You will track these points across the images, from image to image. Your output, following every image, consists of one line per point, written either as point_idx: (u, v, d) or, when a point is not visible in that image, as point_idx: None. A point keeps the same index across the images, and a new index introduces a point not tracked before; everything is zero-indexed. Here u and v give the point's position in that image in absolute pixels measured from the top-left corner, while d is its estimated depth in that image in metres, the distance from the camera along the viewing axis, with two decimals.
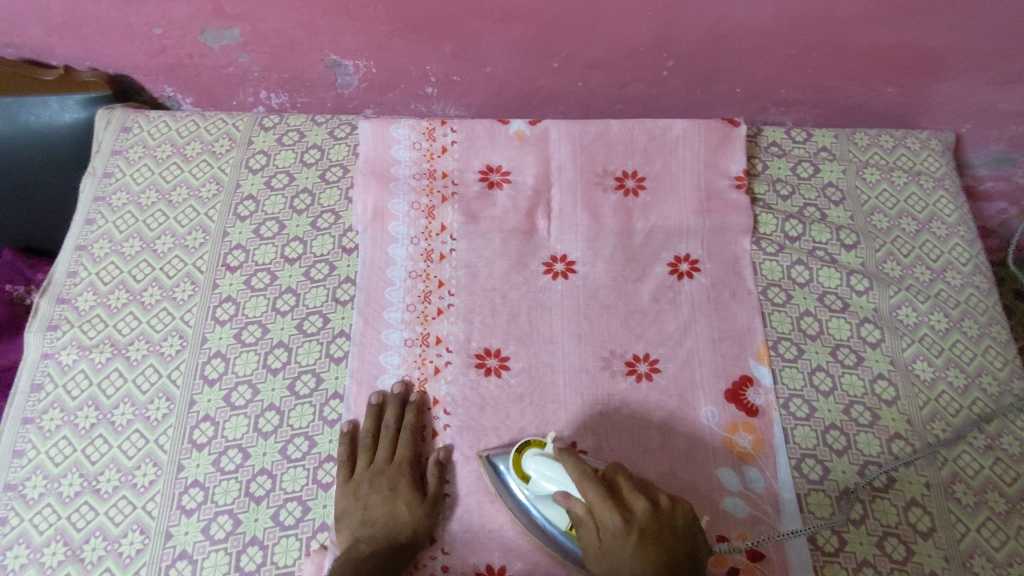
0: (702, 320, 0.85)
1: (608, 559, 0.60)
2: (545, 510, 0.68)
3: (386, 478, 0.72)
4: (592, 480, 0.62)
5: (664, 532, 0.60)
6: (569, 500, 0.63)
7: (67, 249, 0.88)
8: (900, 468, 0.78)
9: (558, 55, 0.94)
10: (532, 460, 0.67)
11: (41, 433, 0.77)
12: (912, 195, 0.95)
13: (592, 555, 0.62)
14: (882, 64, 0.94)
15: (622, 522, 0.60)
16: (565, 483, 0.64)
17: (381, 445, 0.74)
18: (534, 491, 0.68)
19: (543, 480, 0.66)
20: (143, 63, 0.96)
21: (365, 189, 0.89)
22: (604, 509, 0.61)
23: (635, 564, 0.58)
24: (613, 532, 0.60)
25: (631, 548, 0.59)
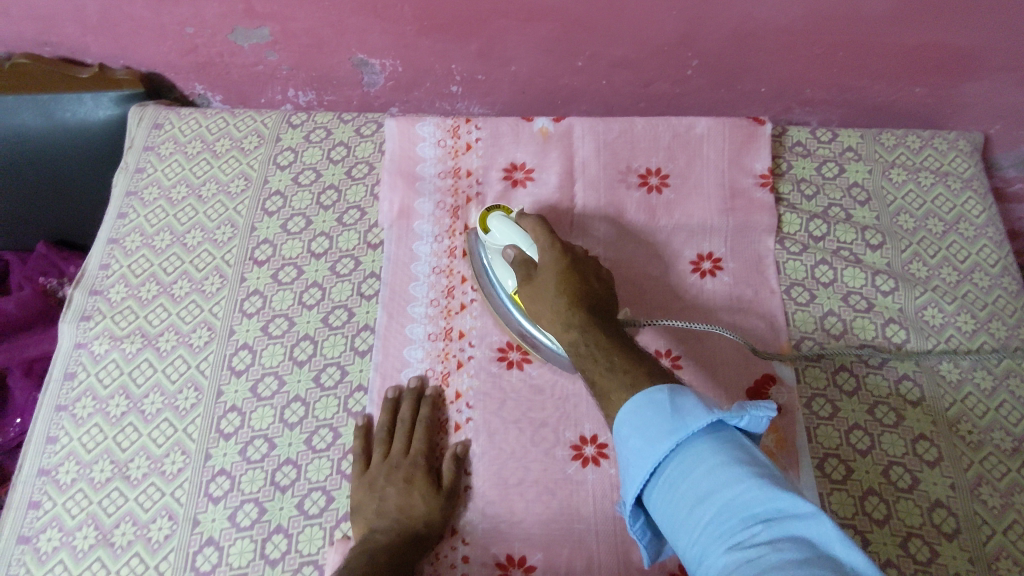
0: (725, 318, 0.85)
1: (538, 282, 0.70)
2: (497, 270, 0.78)
3: (401, 471, 0.73)
4: (547, 232, 0.73)
5: (587, 279, 0.70)
6: (518, 250, 0.73)
7: (100, 242, 0.90)
8: (925, 469, 0.77)
9: (583, 54, 0.95)
10: (495, 218, 0.76)
11: (74, 421, 0.79)
12: (939, 196, 0.94)
13: (522, 288, 0.72)
14: (909, 63, 0.94)
15: (560, 252, 0.71)
16: (517, 241, 0.74)
17: (398, 438, 0.75)
18: (492, 245, 0.77)
19: (499, 235, 0.75)
20: (175, 62, 0.98)
21: (391, 185, 0.90)
22: (545, 245, 0.72)
23: (555, 289, 0.68)
24: (546, 265, 0.70)
25: (553, 274, 0.69)
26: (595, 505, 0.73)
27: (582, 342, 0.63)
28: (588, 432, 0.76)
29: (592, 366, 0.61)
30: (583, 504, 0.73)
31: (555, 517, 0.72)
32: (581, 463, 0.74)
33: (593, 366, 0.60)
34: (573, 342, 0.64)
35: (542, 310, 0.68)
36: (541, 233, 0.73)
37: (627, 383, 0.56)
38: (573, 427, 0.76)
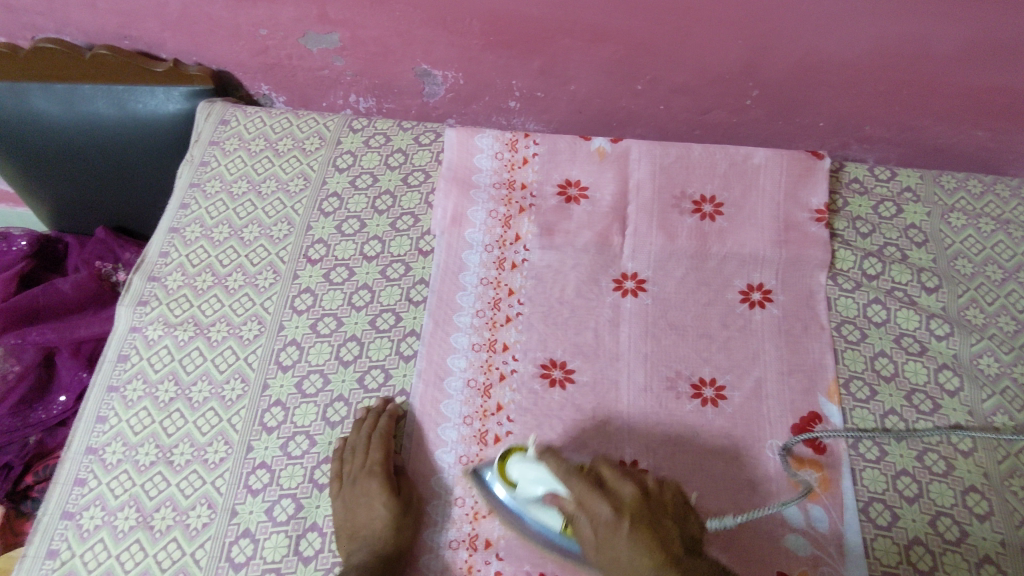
0: (774, 352, 0.84)
1: (605, 549, 0.61)
2: (536, 514, 0.68)
3: (360, 486, 0.72)
4: (577, 476, 0.63)
5: (659, 523, 0.61)
6: (559, 503, 0.65)
7: (161, 230, 0.92)
8: (975, 522, 0.75)
9: (643, 78, 0.95)
10: (513, 463, 0.68)
11: (123, 402, 0.80)
12: (999, 243, 0.92)
13: (594, 553, 0.62)
14: (974, 107, 0.93)
15: (610, 508, 0.61)
16: (551, 486, 0.65)
17: (357, 454, 0.74)
18: (520, 497, 0.68)
19: (530, 483, 0.66)
20: (245, 61, 1.01)
21: (446, 194, 0.91)
22: (592, 499, 0.62)
23: (631, 549, 0.59)
24: (603, 522, 0.61)
25: (625, 537, 0.60)
26: None
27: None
28: (628, 458, 0.76)
29: None
30: None
31: None
32: None
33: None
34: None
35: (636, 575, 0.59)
36: (570, 475, 0.63)
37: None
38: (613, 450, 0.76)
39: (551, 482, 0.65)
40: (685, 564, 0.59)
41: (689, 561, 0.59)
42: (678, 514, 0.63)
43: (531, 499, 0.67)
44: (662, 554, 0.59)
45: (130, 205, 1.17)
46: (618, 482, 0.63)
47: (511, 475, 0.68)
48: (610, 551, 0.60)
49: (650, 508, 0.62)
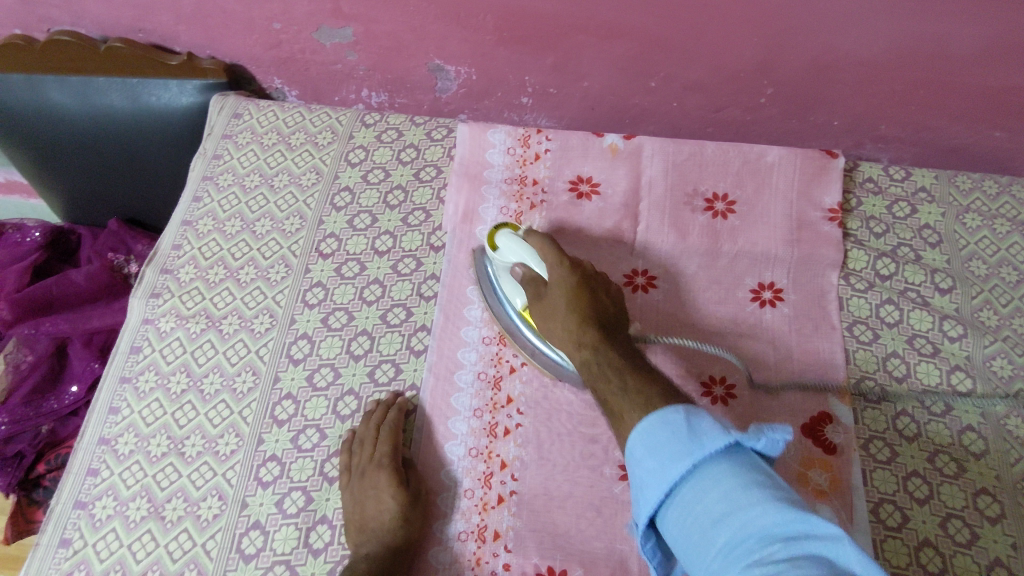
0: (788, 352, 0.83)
1: (547, 300, 0.72)
2: (508, 293, 0.79)
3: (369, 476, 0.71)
4: (552, 248, 0.75)
5: (596, 294, 0.72)
6: (526, 271, 0.76)
7: (174, 223, 0.93)
8: (986, 524, 0.74)
9: (657, 75, 0.95)
10: (501, 234, 0.79)
11: (136, 393, 0.81)
12: (1015, 244, 0.92)
13: (538, 307, 0.73)
14: (992, 107, 0.92)
15: (569, 266, 0.73)
16: (523, 257, 0.76)
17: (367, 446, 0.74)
18: (500, 262, 0.79)
19: (507, 253, 0.78)
20: (259, 55, 1.01)
21: (458, 189, 0.91)
22: (553, 258, 0.74)
23: (568, 304, 0.70)
24: (560, 279, 0.72)
25: (563, 296, 0.71)
26: None
27: (584, 352, 0.67)
28: None
29: (598, 378, 0.64)
30: (627, 526, 0.72)
31: (598, 534, 0.72)
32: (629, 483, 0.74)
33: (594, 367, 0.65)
34: (579, 358, 0.67)
35: (560, 330, 0.71)
36: (547, 242, 0.75)
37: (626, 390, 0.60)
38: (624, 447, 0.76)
39: (526, 254, 0.76)
40: (607, 334, 0.68)
41: (608, 331, 0.69)
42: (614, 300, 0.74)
43: (511, 270, 0.78)
44: (591, 319, 0.69)
45: (143, 197, 1.17)
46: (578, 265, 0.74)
47: (497, 243, 0.80)
48: (550, 306, 0.72)
49: (599, 287, 0.73)
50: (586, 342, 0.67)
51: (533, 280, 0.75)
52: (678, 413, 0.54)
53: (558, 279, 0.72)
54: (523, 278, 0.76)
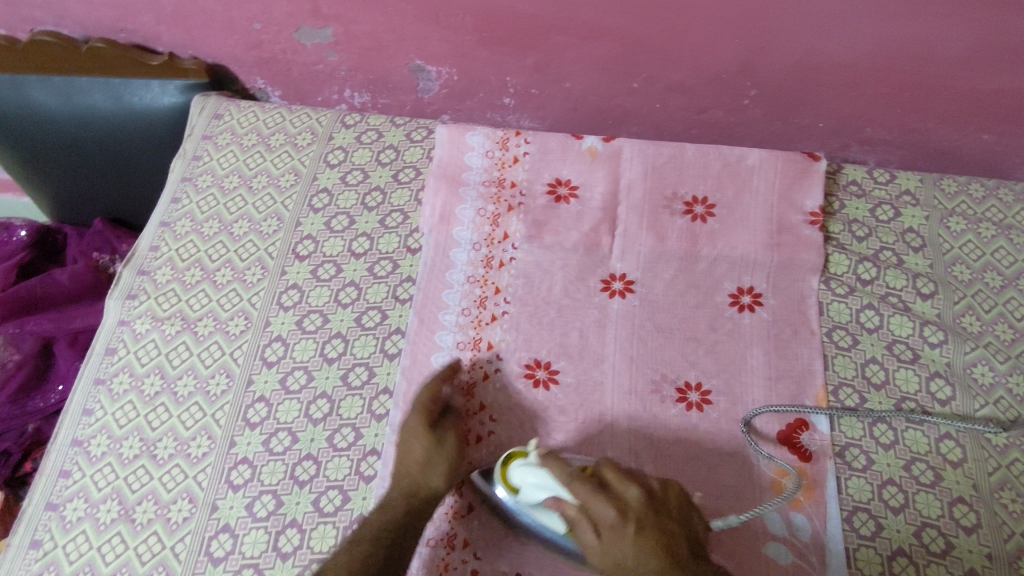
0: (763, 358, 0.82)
1: (605, 544, 0.62)
2: (539, 516, 0.68)
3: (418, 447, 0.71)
4: (581, 477, 0.64)
5: (662, 518, 0.64)
6: (560, 501, 0.65)
7: (152, 224, 0.93)
8: (961, 534, 0.73)
9: (639, 76, 0.94)
10: (517, 469, 0.68)
11: (109, 395, 0.81)
12: (1000, 248, 0.90)
13: (596, 551, 0.62)
14: (980, 109, 0.90)
15: (614, 507, 0.63)
16: (557, 490, 0.65)
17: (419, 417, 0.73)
18: (527, 497, 0.68)
19: (531, 488, 0.67)
20: (240, 55, 1.01)
21: (435, 191, 0.90)
22: (596, 505, 0.63)
23: (636, 548, 0.61)
24: (610, 524, 0.62)
25: (628, 531, 0.62)
26: None
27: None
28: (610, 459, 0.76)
29: None
30: None
31: None
32: None
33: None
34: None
35: (641, 568, 0.61)
36: (574, 477, 0.64)
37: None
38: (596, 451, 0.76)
39: (559, 491, 0.65)
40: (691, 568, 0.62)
41: (690, 566, 0.62)
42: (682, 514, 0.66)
43: (537, 505, 0.67)
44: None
45: (128, 198, 1.18)
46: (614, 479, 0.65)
47: (516, 480, 0.68)
48: (614, 551, 0.62)
49: (653, 506, 0.64)
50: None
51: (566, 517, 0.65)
52: None
53: (608, 521, 0.62)
54: (559, 511, 0.65)
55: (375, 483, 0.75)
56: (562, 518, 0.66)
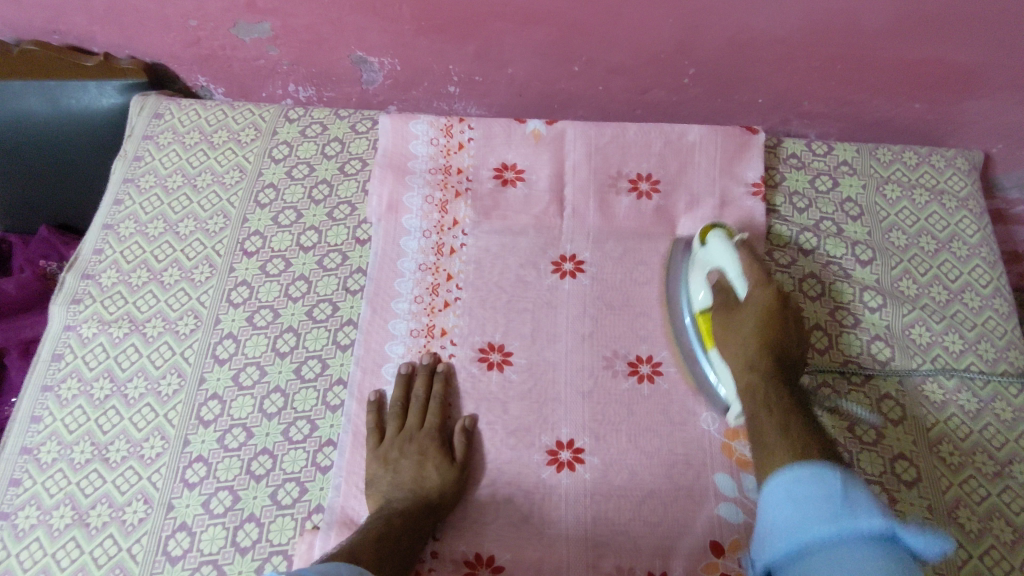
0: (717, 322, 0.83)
1: (739, 317, 0.75)
2: (695, 289, 0.80)
3: (415, 444, 0.75)
4: (757, 268, 0.76)
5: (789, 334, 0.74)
6: (722, 274, 0.78)
7: (95, 227, 0.92)
8: (903, 488, 0.76)
9: (580, 59, 0.95)
10: (714, 234, 0.80)
11: (58, 401, 0.80)
12: (933, 214, 0.94)
13: (726, 315, 0.76)
14: (909, 78, 0.93)
15: (769, 293, 0.74)
16: (725, 263, 0.77)
17: (413, 414, 0.77)
18: (702, 261, 0.81)
19: (712, 253, 0.79)
20: (178, 53, 1.00)
21: (381, 180, 0.91)
22: (754, 285, 0.75)
23: (756, 327, 0.73)
24: (753, 302, 0.74)
25: (755, 314, 0.73)
26: (565, 507, 0.74)
27: (753, 379, 0.70)
28: (564, 437, 0.77)
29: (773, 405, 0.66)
30: (555, 508, 0.74)
31: (525, 516, 0.73)
32: (556, 467, 0.76)
33: (763, 402, 0.67)
34: (746, 382, 0.71)
35: (740, 350, 0.73)
36: (753, 264, 0.76)
37: (783, 429, 0.63)
38: (550, 431, 0.78)
39: (727, 262, 0.77)
40: (781, 370, 0.71)
41: (786, 370, 0.71)
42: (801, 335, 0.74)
43: (709, 272, 0.80)
44: (766, 359, 0.71)
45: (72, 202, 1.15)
46: (778, 291, 0.75)
47: (707, 241, 0.81)
48: (733, 326, 0.75)
49: (797, 334, 0.74)
50: (760, 368, 0.71)
51: (723, 288, 0.78)
52: (837, 482, 0.53)
53: (752, 297, 0.75)
54: (716, 284, 0.78)
55: (332, 473, 0.75)
56: (712, 291, 0.78)
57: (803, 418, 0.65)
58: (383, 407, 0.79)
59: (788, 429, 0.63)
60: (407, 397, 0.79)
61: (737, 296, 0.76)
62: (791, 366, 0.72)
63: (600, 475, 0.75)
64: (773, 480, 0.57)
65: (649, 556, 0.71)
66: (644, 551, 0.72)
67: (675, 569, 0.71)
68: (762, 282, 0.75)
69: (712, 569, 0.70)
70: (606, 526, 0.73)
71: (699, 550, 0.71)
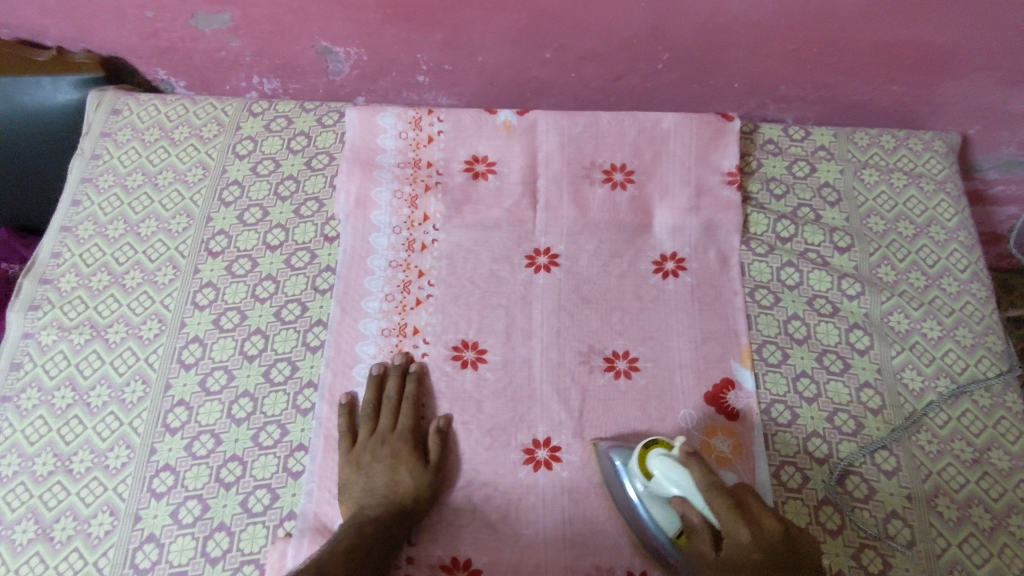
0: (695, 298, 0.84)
1: (727, 563, 0.60)
2: (655, 514, 0.68)
3: (388, 447, 0.74)
4: (716, 488, 0.62)
5: (789, 559, 0.59)
6: (687, 505, 0.63)
7: (53, 229, 0.89)
8: (882, 479, 0.76)
9: (551, 46, 0.93)
10: (654, 456, 0.67)
11: (18, 412, 0.78)
12: (911, 198, 0.93)
13: (695, 550, 0.63)
14: (886, 61, 0.91)
15: (749, 537, 0.59)
16: (683, 488, 0.64)
17: (385, 416, 0.76)
18: (652, 490, 0.67)
19: (661, 481, 0.66)
20: (136, 46, 0.96)
21: (348, 176, 0.88)
22: (731, 522, 0.60)
23: (752, 568, 0.58)
24: (738, 541, 0.59)
25: (735, 552, 0.59)
26: (542, 507, 0.73)
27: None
28: (541, 435, 0.76)
29: None
30: (532, 508, 0.73)
31: (502, 516, 0.72)
32: (532, 466, 0.74)
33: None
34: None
35: None
36: (713, 493, 0.61)
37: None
38: (527, 430, 0.76)
39: (687, 491, 0.63)
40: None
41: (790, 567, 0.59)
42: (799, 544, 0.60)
43: (666, 501, 0.66)
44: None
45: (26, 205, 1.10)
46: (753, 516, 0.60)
47: (648, 466, 0.68)
48: (715, 565, 0.61)
49: (789, 544, 0.60)
50: None
51: (691, 523, 0.63)
52: None
53: (738, 540, 0.59)
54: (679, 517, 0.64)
55: (304, 479, 0.74)
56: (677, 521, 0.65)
57: None
58: (356, 408, 0.77)
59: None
60: (379, 398, 0.77)
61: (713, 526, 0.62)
62: (790, 541, 0.60)
63: (577, 473, 0.74)
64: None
65: (628, 554, 0.71)
66: (624, 549, 0.71)
67: (655, 567, 0.70)
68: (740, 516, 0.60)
69: None
70: (584, 524, 0.72)
71: None
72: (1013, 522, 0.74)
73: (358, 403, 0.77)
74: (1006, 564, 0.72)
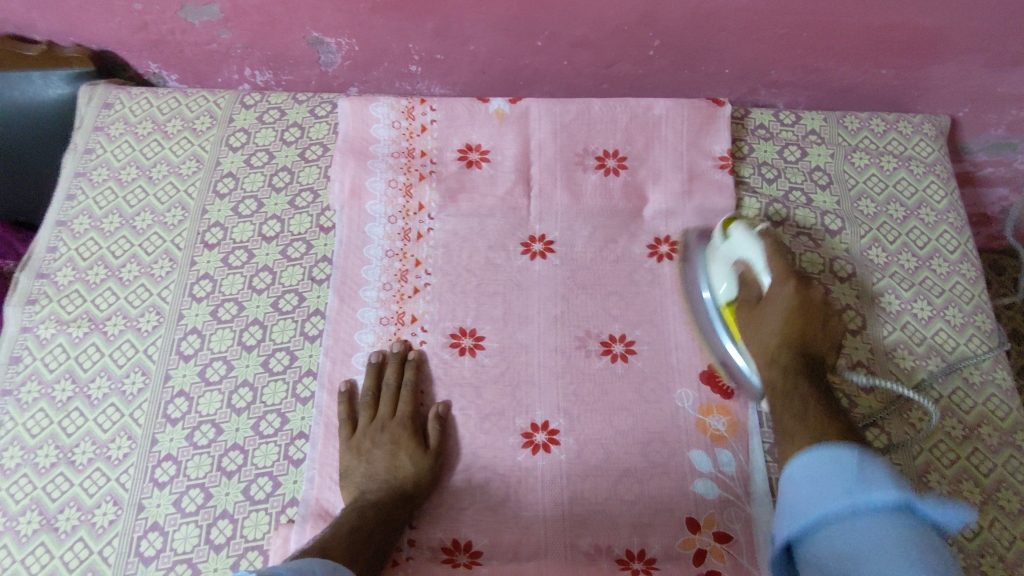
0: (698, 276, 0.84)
1: (767, 306, 0.74)
2: (716, 282, 0.79)
3: (387, 434, 0.75)
4: (779, 261, 0.75)
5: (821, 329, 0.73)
6: (749, 267, 0.76)
7: (47, 224, 0.89)
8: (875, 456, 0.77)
9: (542, 34, 0.93)
10: (736, 226, 0.78)
11: (18, 405, 0.78)
12: (901, 180, 0.94)
13: (748, 312, 0.75)
14: (875, 44, 0.92)
15: (793, 289, 0.73)
16: (750, 254, 0.76)
17: (384, 403, 0.76)
18: (723, 253, 0.79)
19: (737, 244, 0.77)
20: (126, 39, 0.96)
21: (343, 166, 0.89)
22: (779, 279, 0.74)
23: (780, 324, 0.73)
24: (777, 296, 0.73)
25: (778, 317, 0.73)
26: (541, 489, 0.74)
27: (774, 373, 0.72)
28: (539, 419, 0.77)
29: (790, 410, 0.68)
30: (531, 491, 0.74)
31: (502, 500, 0.73)
32: (531, 450, 0.75)
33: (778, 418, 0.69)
34: (767, 375, 0.73)
35: (768, 335, 0.73)
36: (775, 258, 0.75)
37: (801, 417, 0.67)
38: (525, 414, 0.77)
39: (754, 254, 0.75)
40: (808, 367, 0.72)
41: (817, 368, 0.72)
42: (831, 328, 0.74)
43: (734, 264, 0.77)
44: (790, 370, 0.71)
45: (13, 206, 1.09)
46: (801, 284, 0.74)
47: (729, 234, 0.79)
48: (757, 326, 0.74)
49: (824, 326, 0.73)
50: (780, 362, 0.72)
51: (745, 281, 0.76)
52: (853, 456, 0.56)
53: (778, 292, 0.73)
54: (741, 275, 0.76)
55: (305, 466, 0.75)
56: (734, 284, 0.77)
57: (824, 403, 0.68)
58: (355, 396, 0.78)
59: (807, 419, 0.66)
60: (378, 385, 0.78)
61: (763, 286, 0.75)
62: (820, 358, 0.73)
63: (575, 455, 0.75)
64: (792, 459, 0.60)
65: (626, 534, 0.72)
66: (622, 529, 0.72)
67: (653, 546, 0.71)
68: (786, 276, 0.74)
69: (690, 544, 0.71)
70: (583, 506, 0.73)
71: (676, 526, 0.72)
72: (1003, 496, 0.75)
73: (357, 391, 0.78)
74: (996, 537, 0.73)
